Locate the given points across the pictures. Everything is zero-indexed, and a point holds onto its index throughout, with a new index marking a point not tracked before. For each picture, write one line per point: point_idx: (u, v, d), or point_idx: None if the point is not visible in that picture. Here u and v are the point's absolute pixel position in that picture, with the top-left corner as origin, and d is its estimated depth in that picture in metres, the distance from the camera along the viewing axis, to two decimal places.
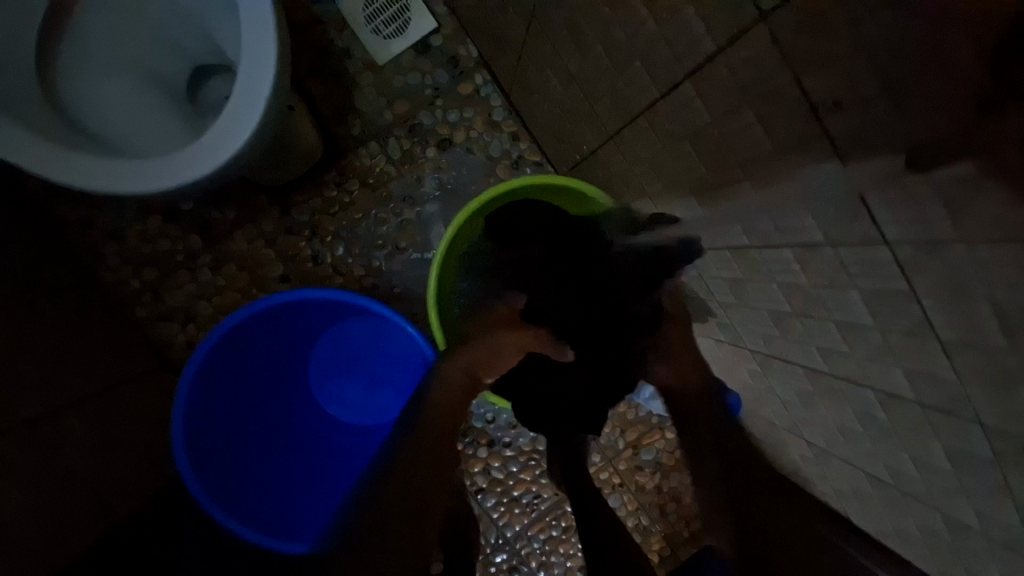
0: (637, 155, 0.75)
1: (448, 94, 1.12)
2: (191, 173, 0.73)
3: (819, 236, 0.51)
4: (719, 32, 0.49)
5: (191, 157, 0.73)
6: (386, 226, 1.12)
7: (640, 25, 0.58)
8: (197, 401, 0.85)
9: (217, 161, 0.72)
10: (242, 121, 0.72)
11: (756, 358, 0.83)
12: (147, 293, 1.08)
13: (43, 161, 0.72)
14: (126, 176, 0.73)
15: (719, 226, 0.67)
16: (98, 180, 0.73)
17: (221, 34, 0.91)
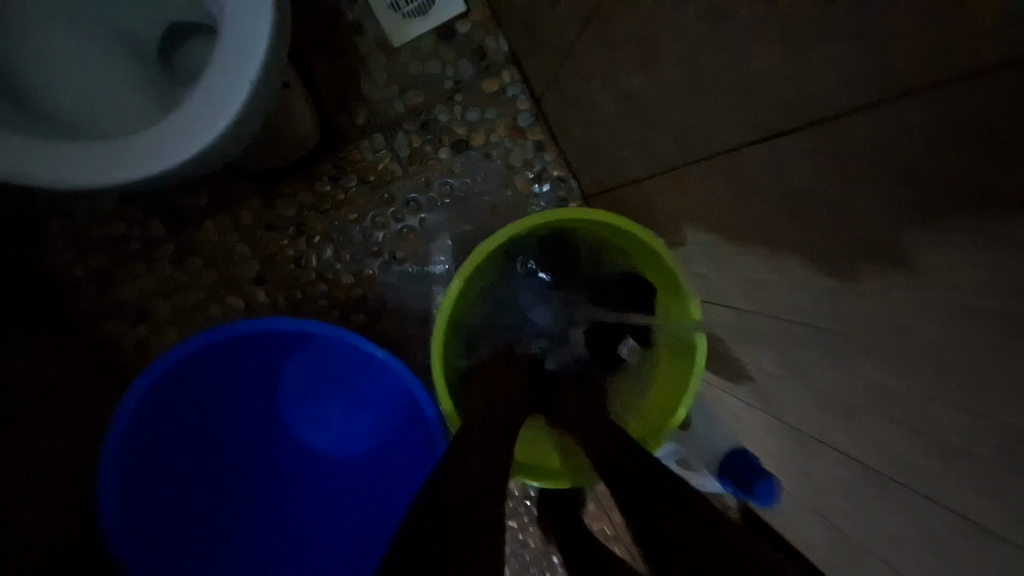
0: (697, 197, 0.64)
1: (470, 89, 0.98)
2: (151, 167, 0.57)
3: (949, 347, 0.40)
4: (866, 77, 0.37)
5: (152, 144, 0.58)
6: (384, 232, 0.98)
7: (742, 50, 0.46)
8: (134, 457, 0.72)
9: (188, 149, 0.57)
10: (221, 102, 0.57)
11: (795, 437, 0.73)
12: (93, 283, 0.92)
13: None
14: (65, 163, 0.57)
15: (792, 297, 0.56)
16: (26, 166, 0.57)
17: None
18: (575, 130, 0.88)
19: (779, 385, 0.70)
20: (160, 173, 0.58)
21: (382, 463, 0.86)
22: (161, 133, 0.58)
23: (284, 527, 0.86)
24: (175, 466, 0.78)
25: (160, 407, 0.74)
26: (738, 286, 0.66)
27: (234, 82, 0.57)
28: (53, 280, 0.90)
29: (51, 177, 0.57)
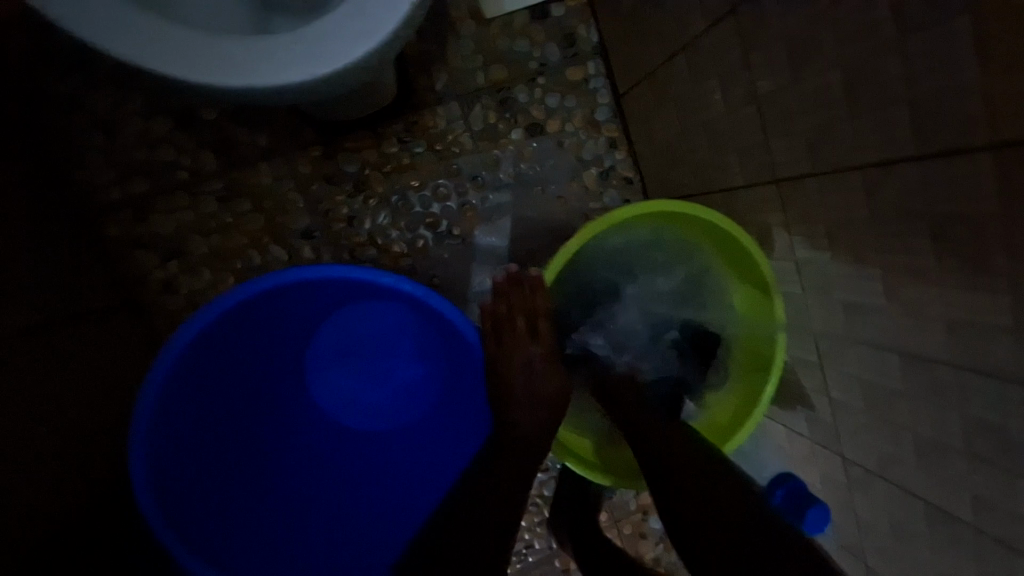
0: (806, 212, 0.62)
1: (554, 74, 0.95)
2: (253, 79, 0.53)
3: None
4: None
5: (263, 58, 0.53)
6: (444, 204, 0.94)
7: (906, 66, 0.45)
8: (166, 419, 0.64)
9: (377, 35, 0.53)
10: (352, 38, 0.53)
11: (848, 470, 0.73)
12: (129, 209, 0.86)
13: (150, 46, 0.51)
14: (156, 46, 0.51)
15: (896, 325, 0.55)
16: (109, 35, 0.50)
17: None
18: (662, 131, 0.86)
19: (847, 414, 0.69)
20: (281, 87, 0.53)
21: (411, 441, 0.82)
22: (275, 50, 0.53)
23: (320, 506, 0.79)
24: (202, 430, 0.70)
25: (197, 362, 0.66)
26: (828, 309, 0.65)
27: (374, 21, 0.53)
28: (90, 199, 0.85)
29: (134, 54, 0.51)
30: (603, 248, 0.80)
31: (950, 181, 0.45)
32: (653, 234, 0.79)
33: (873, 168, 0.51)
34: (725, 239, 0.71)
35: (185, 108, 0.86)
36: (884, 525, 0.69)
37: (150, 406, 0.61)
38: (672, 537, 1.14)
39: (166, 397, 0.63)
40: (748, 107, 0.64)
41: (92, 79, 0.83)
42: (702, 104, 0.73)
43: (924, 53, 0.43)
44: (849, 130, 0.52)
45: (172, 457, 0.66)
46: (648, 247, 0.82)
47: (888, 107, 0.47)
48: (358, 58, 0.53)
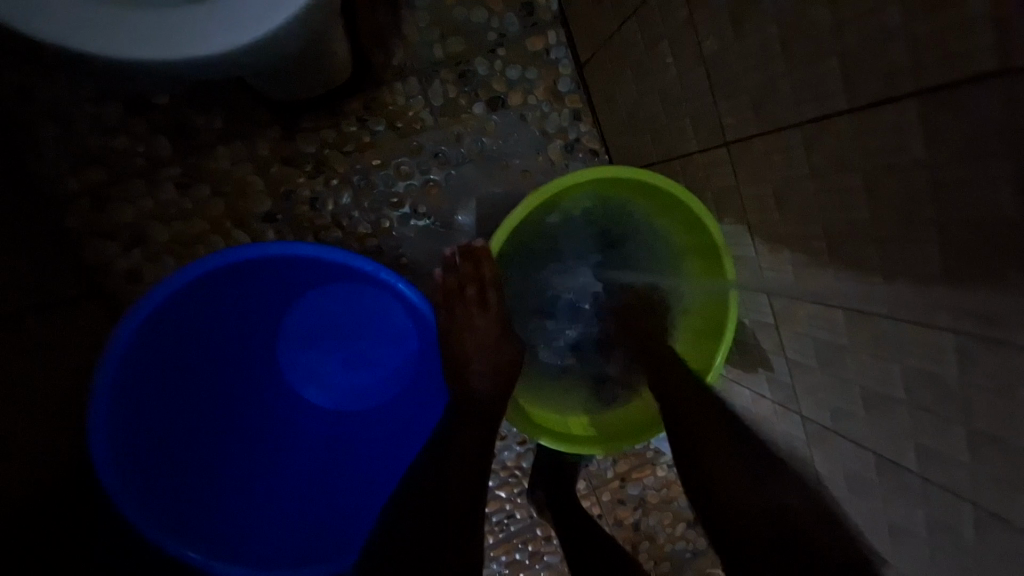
0: (757, 175, 0.62)
1: (514, 45, 0.94)
2: (121, 47, 0.50)
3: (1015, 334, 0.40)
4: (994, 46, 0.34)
5: (127, 29, 0.50)
6: (407, 182, 0.93)
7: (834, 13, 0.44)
8: (124, 400, 0.64)
9: (297, 1, 0.51)
10: (255, 12, 0.51)
11: (807, 428, 0.74)
12: (85, 198, 0.85)
13: (61, 23, 0.49)
14: (47, 14, 0.48)
15: (841, 281, 0.56)
16: (4, 7, 0.47)
17: None
18: (620, 98, 0.85)
19: (804, 373, 0.70)
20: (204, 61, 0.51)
21: (380, 418, 0.83)
22: (137, 22, 0.50)
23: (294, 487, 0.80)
24: (165, 409, 0.70)
25: (154, 343, 0.66)
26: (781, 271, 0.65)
27: None
28: (42, 189, 0.83)
29: (24, 24, 0.48)
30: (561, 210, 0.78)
31: (882, 132, 0.45)
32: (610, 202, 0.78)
33: (812, 125, 0.51)
34: (677, 206, 0.70)
35: (136, 93, 0.84)
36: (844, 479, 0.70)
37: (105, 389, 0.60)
38: (649, 502, 1.19)
39: (123, 378, 0.63)
40: (696, 69, 0.64)
41: (36, 64, 0.81)
42: (655, 70, 0.72)
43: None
44: (788, 86, 0.52)
45: (133, 437, 0.66)
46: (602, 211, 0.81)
47: (822, 61, 0.47)
48: (263, 36, 0.51)
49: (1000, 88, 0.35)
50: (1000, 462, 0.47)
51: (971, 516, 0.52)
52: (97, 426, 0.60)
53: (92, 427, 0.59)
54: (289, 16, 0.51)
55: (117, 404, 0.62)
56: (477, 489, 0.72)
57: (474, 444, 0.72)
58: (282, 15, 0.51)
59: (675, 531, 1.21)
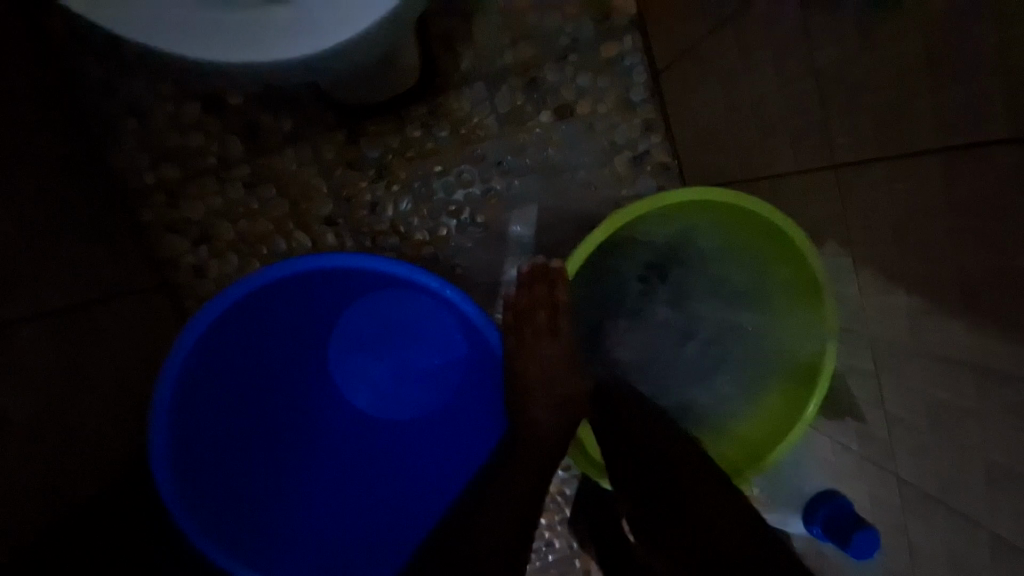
0: (875, 205, 0.53)
1: (586, 51, 0.89)
2: (208, 53, 0.50)
3: None
4: None
5: (215, 34, 0.50)
6: (467, 191, 0.91)
7: None
8: (185, 398, 0.64)
9: (381, 8, 0.49)
10: (339, 19, 0.50)
11: (902, 495, 0.64)
12: (161, 193, 0.88)
13: (157, 28, 0.50)
14: (146, 20, 0.49)
15: (976, 335, 0.47)
16: (108, 13, 0.49)
17: None
18: (701, 111, 0.78)
19: (904, 432, 0.61)
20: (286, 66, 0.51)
21: (429, 435, 0.81)
22: (206, 21, 0.50)
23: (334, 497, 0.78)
24: (223, 409, 0.71)
25: (217, 343, 0.66)
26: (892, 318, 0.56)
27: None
28: (123, 183, 0.87)
29: (124, 28, 0.49)
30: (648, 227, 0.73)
31: None
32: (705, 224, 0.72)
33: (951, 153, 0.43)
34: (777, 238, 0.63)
35: (213, 94, 0.86)
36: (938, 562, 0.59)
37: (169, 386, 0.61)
38: None
39: (186, 376, 0.63)
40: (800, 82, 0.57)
41: (127, 63, 0.85)
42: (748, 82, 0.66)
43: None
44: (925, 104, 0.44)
45: (192, 436, 0.66)
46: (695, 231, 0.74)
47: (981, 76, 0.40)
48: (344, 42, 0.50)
49: None
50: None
51: None
52: (159, 423, 0.60)
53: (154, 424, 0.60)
54: (372, 23, 0.49)
55: (179, 402, 0.63)
56: (525, 522, 0.68)
57: (524, 474, 0.68)
58: (358, 29, 0.50)
59: None
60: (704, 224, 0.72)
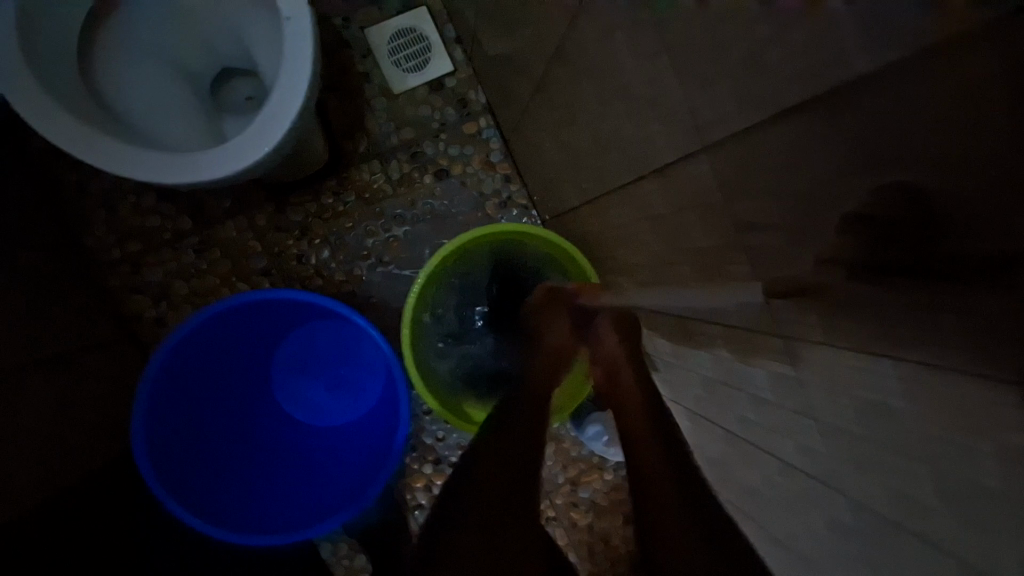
0: (608, 224, 0.82)
1: (453, 130, 1.22)
2: (164, 177, 0.76)
3: (735, 320, 0.59)
4: (672, 147, 0.56)
5: (168, 164, 0.76)
6: (374, 239, 1.19)
7: (603, 120, 0.68)
8: (156, 402, 0.86)
9: (272, 139, 0.76)
10: (248, 148, 0.76)
11: (687, 415, 0.89)
12: (126, 264, 1.11)
13: (128, 164, 0.75)
14: (119, 160, 0.75)
15: (661, 293, 0.77)
16: (95, 158, 0.74)
17: (247, 30, 0.90)
18: (531, 166, 1.10)
19: (674, 369, 0.87)
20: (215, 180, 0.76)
21: (355, 427, 1.03)
22: (153, 155, 0.76)
23: (275, 483, 0.98)
24: (187, 413, 0.92)
25: (181, 361, 0.89)
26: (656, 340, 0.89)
27: (270, 131, 0.76)
28: (95, 260, 1.10)
29: (104, 166, 0.74)
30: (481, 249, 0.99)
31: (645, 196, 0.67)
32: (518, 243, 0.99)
33: (614, 192, 0.75)
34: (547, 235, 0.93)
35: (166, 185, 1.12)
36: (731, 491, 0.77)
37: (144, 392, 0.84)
38: (599, 504, 1.34)
39: (156, 385, 0.86)
40: (560, 150, 0.89)
41: (95, 169, 1.10)
42: (543, 149, 0.98)
43: (606, 113, 0.66)
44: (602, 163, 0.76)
45: (161, 432, 0.88)
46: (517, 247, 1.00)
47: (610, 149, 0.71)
48: (253, 162, 0.76)
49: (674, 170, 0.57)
50: (780, 412, 0.59)
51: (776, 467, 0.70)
52: (136, 418, 0.82)
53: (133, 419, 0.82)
54: (267, 148, 0.76)
55: (150, 404, 0.85)
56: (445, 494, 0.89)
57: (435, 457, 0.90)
58: (260, 153, 0.76)
59: (628, 533, 1.34)
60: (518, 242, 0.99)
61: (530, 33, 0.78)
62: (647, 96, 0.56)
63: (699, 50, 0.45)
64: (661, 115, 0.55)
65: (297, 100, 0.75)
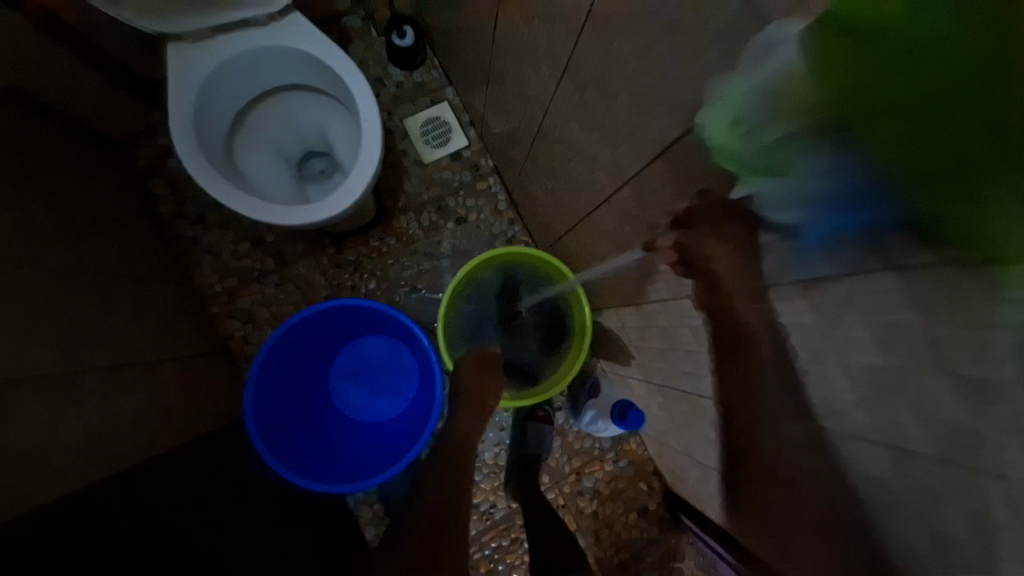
0: (583, 244, 1.14)
1: (469, 188, 1.59)
2: (282, 220, 1.09)
3: (664, 293, 0.89)
4: (610, 184, 0.89)
5: (284, 212, 1.10)
6: (410, 272, 1.53)
7: (570, 170, 1.02)
8: (259, 382, 1.13)
9: (355, 194, 1.11)
10: (340, 200, 1.11)
11: (660, 391, 1.18)
12: (224, 295, 1.46)
13: (258, 210, 1.08)
14: (252, 208, 1.08)
15: (623, 289, 1.08)
16: (237, 204, 1.07)
17: (333, 127, 1.30)
18: (529, 210, 1.45)
19: (643, 352, 1.17)
20: (316, 222, 1.10)
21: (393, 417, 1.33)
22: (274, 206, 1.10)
23: (330, 453, 1.25)
24: (274, 395, 1.18)
25: (277, 352, 1.17)
26: (627, 331, 1.19)
27: (355, 188, 1.12)
28: (201, 293, 1.45)
29: (242, 210, 1.07)
30: (493, 268, 1.28)
31: (600, 220, 1.00)
32: (521, 265, 1.28)
33: (583, 220, 1.08)
34: (541, 255, 1.23)
35: (255, 236, 1.48)
36: (710, 433, 1.04)
37: (255, 371, 1.11)
38: (602, 492, 1.55)
39: (261, 367, 1.13)
40: (547, 195, 1.23)
41: (203, 225, 1.47)
42: (536, 198, 1.33)
43: (572, 166, 1.00)
44: (573, 201, 1.09)
45: (260, 405, 1.13)
46: (518, 268, 1.28)
47: (575, 190, 1.04)
48: (342, 209, 1.11)
49: (612, 198, 0.90)
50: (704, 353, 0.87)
51: (712, 406, 0.96)
52: (249, 391, 1.09)
53: (246, 391, 1.09)
54: (351, 199, 1.11)
55: (257, 382, 1.12)
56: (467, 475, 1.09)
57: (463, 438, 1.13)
58: (347, 202, 1.11)
59: (629, 519, 1.55)
60: (519, 264, 1.27)
61: (522, 120, 1.15)
62: (592, 155, 0.90)
63: (612, 132, 0.79)
64: (601, 166, 0.89)
65: (373, 168, 1.12)
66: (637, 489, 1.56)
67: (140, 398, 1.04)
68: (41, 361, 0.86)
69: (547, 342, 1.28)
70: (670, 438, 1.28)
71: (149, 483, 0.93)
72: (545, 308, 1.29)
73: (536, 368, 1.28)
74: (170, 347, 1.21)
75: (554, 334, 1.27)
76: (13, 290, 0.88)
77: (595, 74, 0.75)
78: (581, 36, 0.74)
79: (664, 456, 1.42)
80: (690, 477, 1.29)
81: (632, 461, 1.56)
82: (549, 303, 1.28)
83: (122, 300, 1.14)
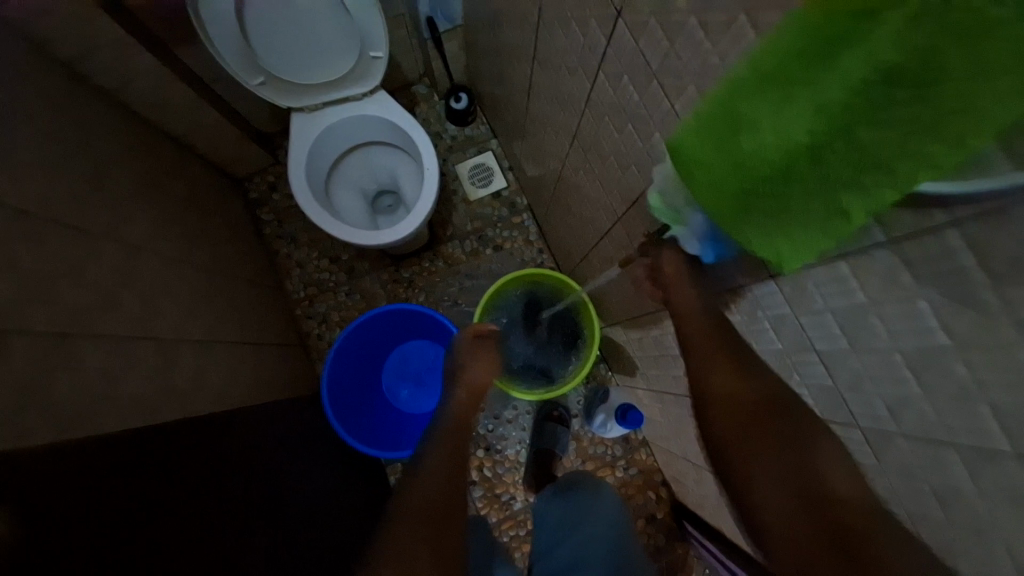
0: (593, 267, 1.39)
1: (506, 221, 1.90)
2: (361, 240, 1.43)
3: (651, 304, 1.12)
4: (608, 218, 1.15)
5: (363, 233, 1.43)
6: (453, 289, 1.84)
7: (582, 207, 1.29)
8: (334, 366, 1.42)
9: (417, 222, 1.44)
10: (405, 225, 1.44)
11: (658, 396, 1.38)
12: (306, 300, 1.82)
13: (344, 232, 1.42)
14: (341, 231, 1.42)
15: (624, 305, 1.31)
16: (330, 227, 1.42)
17: (401, 171, 1.66)
18: (554, 240, 1.73)
19: (643, 360, 1.37)
20: (387, 242, 1.43)
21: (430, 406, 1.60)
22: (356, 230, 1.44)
23: (379, 430, 1.53)
24: (341, 378, 1.47)
25: (348, 344, 1.46)
26: (630, 343, 1.41)
27: (417, 217, 1.44)
28: (289, 297, 1.81)
29: (334, 231, 1.42)
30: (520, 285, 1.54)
31: (604, 247, 1.25)
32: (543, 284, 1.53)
33: (592, 247, 1.33)
34: (560, 277, 1.49)
35: (333, 254, 1.84)
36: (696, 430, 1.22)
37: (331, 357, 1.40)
38: None
39: (337, 354, 1.42)
40: (567, 228, 1.50)
41: (294, 245, 1.86)
42: (558, 230, 1.61)
43: (583, 204, 1.27)
44: (585, 232, 1.35)
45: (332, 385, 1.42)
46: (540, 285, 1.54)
47: (586, 223, 1.31)
48: (407, 233, 1.43)
49: (610, 229, 1.16)
50: None
51: None
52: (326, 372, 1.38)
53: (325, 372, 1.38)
54: (414, 226, 1.43)
55: (332, 366, 1.41)
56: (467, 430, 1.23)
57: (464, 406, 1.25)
58: (410, 228, 1.43)
59: (637, 524, 1.68)
60: (540, 282, 1.53)
61: (548, 167, 1.44)
62: (596, 196, 1.16)
63: (606, 180, 1.06)
64: (602, 205, 1.15)
65: (432, 203, 1.44)
66: (646, 495, 1.71)
67: (250, 367, 1.37)
68: (195, 330, 1.21)
69: (562, 349, 1.52)
70: (670, 442, 1.45)
71: (262, 423, 1.24)
72: (562, 321, 1.53)
73: (552, 371, 1.52)
74: (268, 334, 1.56)
75: (568, 342, 1.51)
76: (181, 280, 1.26)
77: (593, 139, 1.03)
78: (583, 113, 1.02)
79: (668, 462, 1.58)
80: (689, 479, 1.44)
81: (641, 468, 1.72)
82: (564, 316, 1.52)
83: (240, 296, 1.51)
